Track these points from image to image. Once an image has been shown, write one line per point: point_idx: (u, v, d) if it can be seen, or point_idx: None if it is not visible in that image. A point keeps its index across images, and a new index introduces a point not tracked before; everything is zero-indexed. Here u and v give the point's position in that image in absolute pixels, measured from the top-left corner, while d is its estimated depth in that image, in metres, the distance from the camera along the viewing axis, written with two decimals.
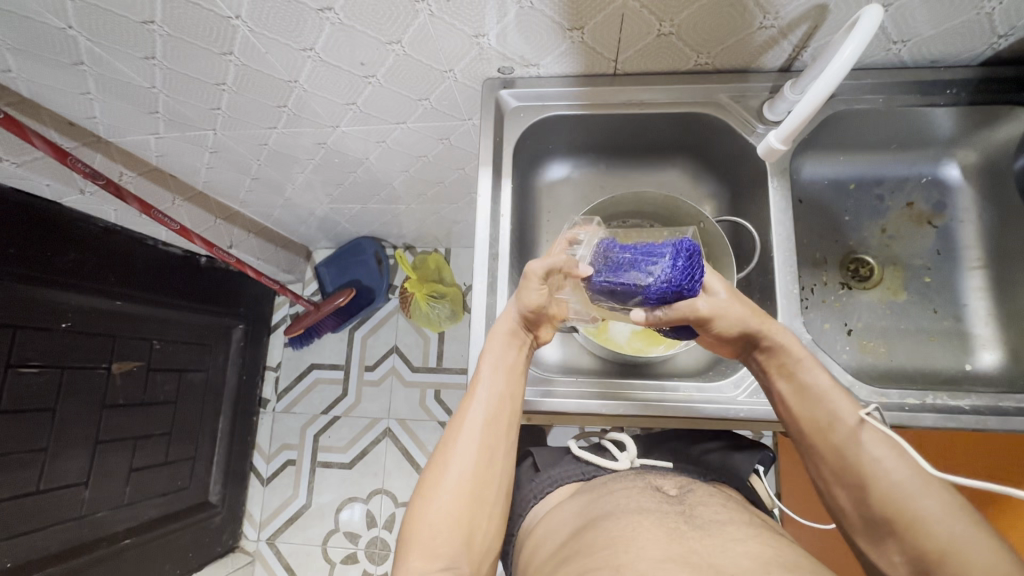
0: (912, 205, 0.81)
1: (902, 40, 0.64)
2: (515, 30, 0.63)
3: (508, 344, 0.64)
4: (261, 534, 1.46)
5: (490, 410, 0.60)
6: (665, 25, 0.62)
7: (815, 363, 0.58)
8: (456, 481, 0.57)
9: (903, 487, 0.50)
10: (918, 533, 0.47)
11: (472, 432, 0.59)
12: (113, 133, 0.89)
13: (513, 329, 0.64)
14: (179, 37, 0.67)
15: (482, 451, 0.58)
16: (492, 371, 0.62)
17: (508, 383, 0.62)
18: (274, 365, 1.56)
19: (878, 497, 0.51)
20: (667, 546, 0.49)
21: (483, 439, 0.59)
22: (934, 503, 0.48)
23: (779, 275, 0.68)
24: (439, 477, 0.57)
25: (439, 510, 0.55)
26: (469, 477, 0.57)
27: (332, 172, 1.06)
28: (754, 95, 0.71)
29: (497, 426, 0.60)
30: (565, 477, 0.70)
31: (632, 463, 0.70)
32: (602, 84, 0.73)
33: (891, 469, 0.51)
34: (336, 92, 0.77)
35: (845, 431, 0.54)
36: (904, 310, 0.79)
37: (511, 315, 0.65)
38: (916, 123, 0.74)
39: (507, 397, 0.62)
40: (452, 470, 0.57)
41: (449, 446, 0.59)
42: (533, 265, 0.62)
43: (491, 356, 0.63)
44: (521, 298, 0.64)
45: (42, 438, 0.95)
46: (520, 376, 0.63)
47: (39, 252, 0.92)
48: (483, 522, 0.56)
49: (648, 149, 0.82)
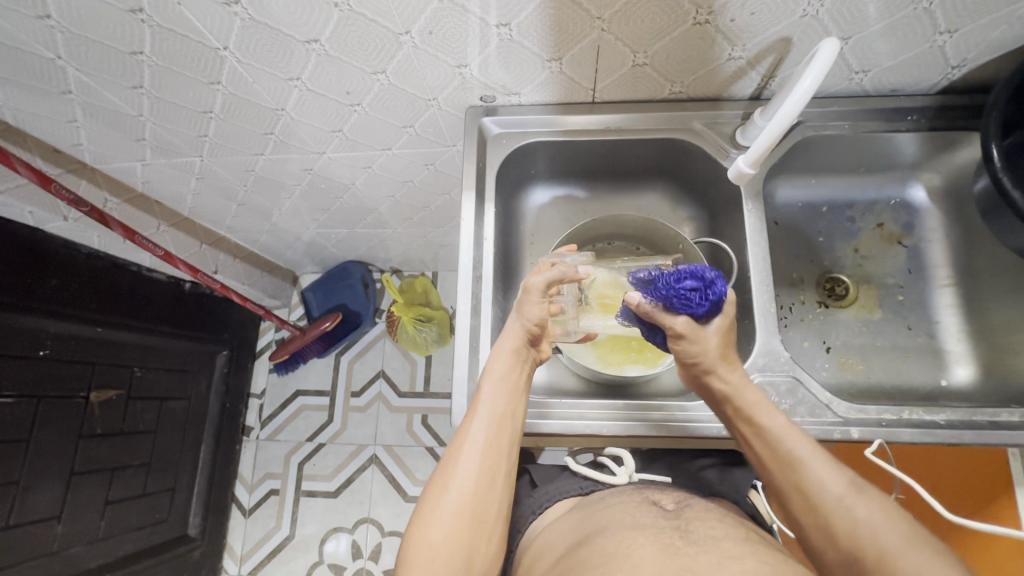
0: (882, 225, 0.84)
1: (863, 71, 0.67)
2: (497, 61, 0.66)
3: (511, 362, 0.64)
4: (242, 568, 1.41)
5: (491, 431, 0.60)
6: (639, 57, 0.65)
7: (769, 404, 0.60)
8: (455, 501, 0.57)
9: (868, 526, 0.51)
10: (888, 569, 0.48)
11: (472, 453, 0.59)
12: (99, 160, 0.89)
13: (517, 346, 0.65)
14: (168, 67, 0.68)
15: (483, 471, 0.59)
16: (493, 392, 0.61)
17: (509, 403, 0.61)
18: (258, 392, 1.53)
19: (847, 538, 0.52)
20: (660, 563, 0.48)
21: (483, 459, 0.59)
22: (899, 540, 0.50)
23: (755, 293, 0.69)
24: (439, 499, 0.58)
25: (438, 531, 0.55)
26: (468, 498, 0.57)
27: (319, 198, 1.07)
28: (726, 122, 0.74)
29: (497, 447, 0.60)
30: (563, 493, 0.70)
31: (629, 477, 0.70)
32: (582, 112, 0.76)
33: (856, 508, 0.52)
34: (322, 119, 0.78)
35: (806, 471, 0.55)
36: (880, 328, 0.81)
37: (516, 331, 0.65)
38: (881, 148, 0.77)
39: (508, 416, 0.61)
40: (451, 490, 0.58)
41: (449, 466, 0.59)
42: (532, 280, 0.66)
43: (493, 374, 0.62)
44: (522, 312, 0.66)
45: (17, 470, 0.92)
46: (522, 395, 0.63)
47: (19, 280, 0.91)
48: (482, 545, 0.57)
49: (626, 174, 0.84)
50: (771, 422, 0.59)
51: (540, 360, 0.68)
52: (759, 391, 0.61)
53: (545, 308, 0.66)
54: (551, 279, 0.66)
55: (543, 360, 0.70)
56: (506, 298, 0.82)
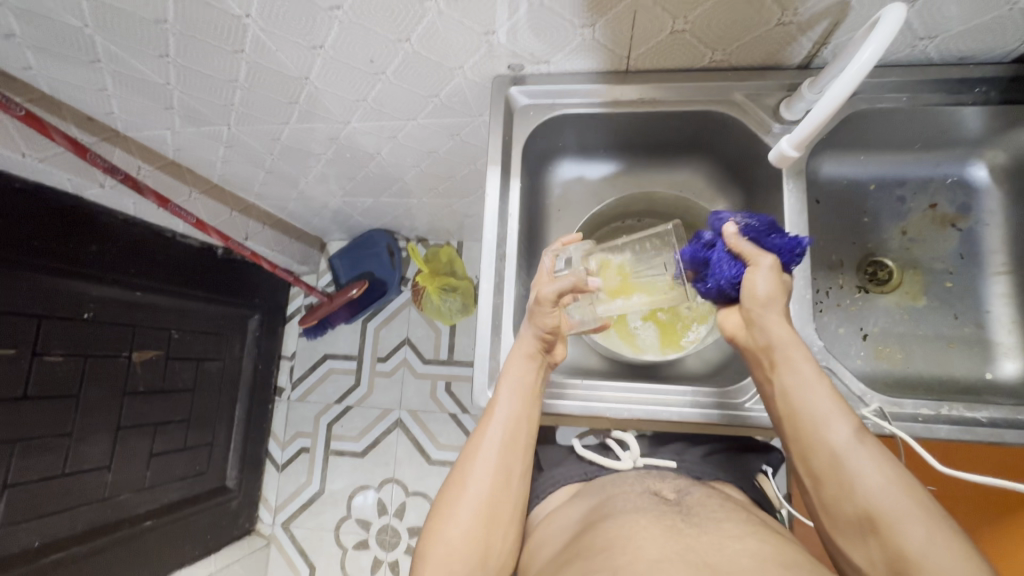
0: (935, 206, 0.79)
1: (929, 37, 0.61)
2: (525, 27, 0.62)
3: (525, 368, 0.63)
4: (276, 518, 1.50)
5: (507, 433, 0.62)
6: (679, 22, 0.61)
7: (805, 357, 0.57)
8: (474, 499, 0.59)
9: (885, 490, 0.51)
10: (897, 534, 0.49)
11: (489, 454, 0.61)
12: (131, 127, 0.91)
13: (530, 353, 0.63)
14: (192, 35, 0.67)
15: (500, 471, 0.60)
16: (508, 396, 0.62)
17: (525, 408, 0.62)
18: (289, 355, 1.58)
19: (862, 498, 0.52)
20: (664, 545, 0.48)
21: (499, 462, 0.61)
22: (911, 506, 0.50)
23: (790, 280, 0.66)
24: (458, 497, 0.59)
25: (457, 529, 0.57)
26: (486, 498, 0.59)
27: (346, 166, 1.06)
28: (770, 93, 0.69)
29: (513, 448, 0.61)
30: (567, 478, 0.71)
31: (634, 463, 0.70)
32: (615, 82, 0.72)
33: (872, 471, 0.52)
34: (347, 89, 0.77)
35: (831, 430, 0.55)
36: (923, 315, 0.77)
37: (529, 335, 0.63)
38: (942, 123, 0.71)
39: (524, 420, 0.62)
40: (469, 489, 0.59)
41: (466, 465, 0.61)
42: (544, 290, 0.62)
43: (509, 380, 0.62)
44: (534, 320, 0.63)
45: (68, 423, 0.98)
46: (537, 400, 0.63)
47: (61, 245, 0.94)
48: (498, 541, 0.59)
49: (661, 148, 0.80)
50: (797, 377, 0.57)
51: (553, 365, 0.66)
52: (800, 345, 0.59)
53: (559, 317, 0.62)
54: (564, 290, 0.61)
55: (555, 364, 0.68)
56: (531, 274, 0.81)
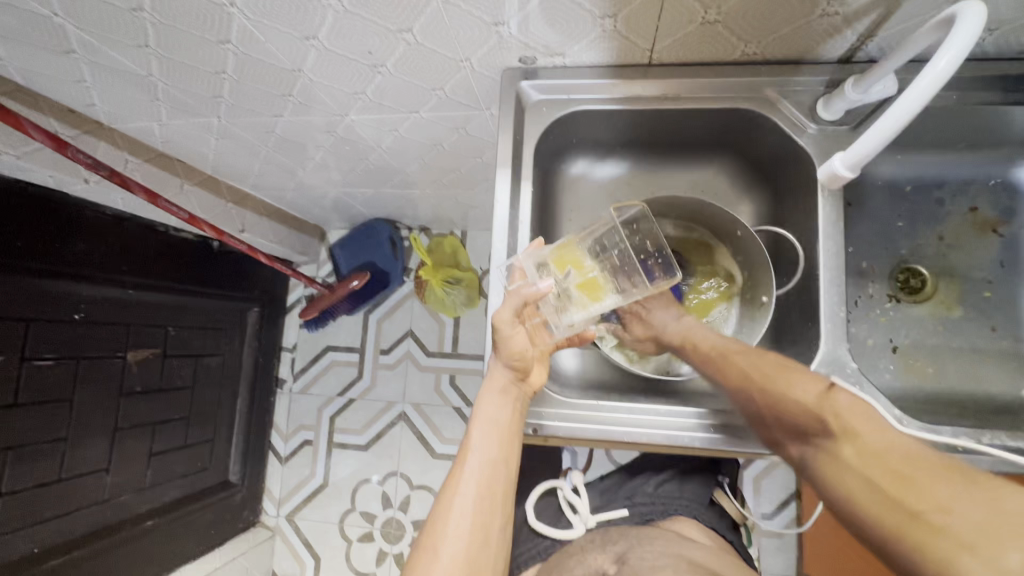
0: (976, 210, 0.73)
1: (989, 29, 0.55)
2: (539, 17, 0.56)
3: (500, 403, 0.59)
4: (280, 510, 1.49)
5: (482, 482, 0.57)
6: (711, 13, 0.54)
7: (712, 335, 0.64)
8: (448, 563, 0.53)
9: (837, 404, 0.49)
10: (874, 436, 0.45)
11: (463, 509, 0.56)
12: (114, 119, 0.85)
13: (503, 386, 0.60)
14: (172, 25, 0.61)
15: (475, 525, 0.55)
16: (481, 437, 0.58)
17: (499, 450, 0.58)
18: (290, 346, 1.55)
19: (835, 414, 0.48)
20: None
21: (474, 516, 0.56)
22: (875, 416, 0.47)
23: (824, 296, 0.61)
24: (431, 563, 0.53)
25: None
26: (462, 557, 0.53)
27: (346, 157, 1.00)
28: (805, 91, 0.63)
29: (489, 498, 0.57)
30: (531, 556, 0.76)
31: (585, 526, 0.77)
32: (636, 75, 0.66)
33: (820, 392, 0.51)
34: (344, 80, 0.71)
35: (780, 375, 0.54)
36: (958, 327, 0.72)
37: (499, 369, 0.61)
38: (991, 123, 0.65)
39: (499, 465, 0.58)
40: (443, 551, 0.54)
41: (439, 523, 0.56)
42: (500, 313, 0.59)
43: (482, 419, 0.59)
44: (499, 350, 0.60)
45: (62, 428, 0.96)
46: (515, 439, 0.59)
47: (48, 245, 0.90)
48: None
49: (684, 146, 0.75)
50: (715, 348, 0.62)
51: (530, 395, 0.62)
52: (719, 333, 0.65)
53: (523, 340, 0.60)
54: (519, 307, 0.60)
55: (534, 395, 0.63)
56: None
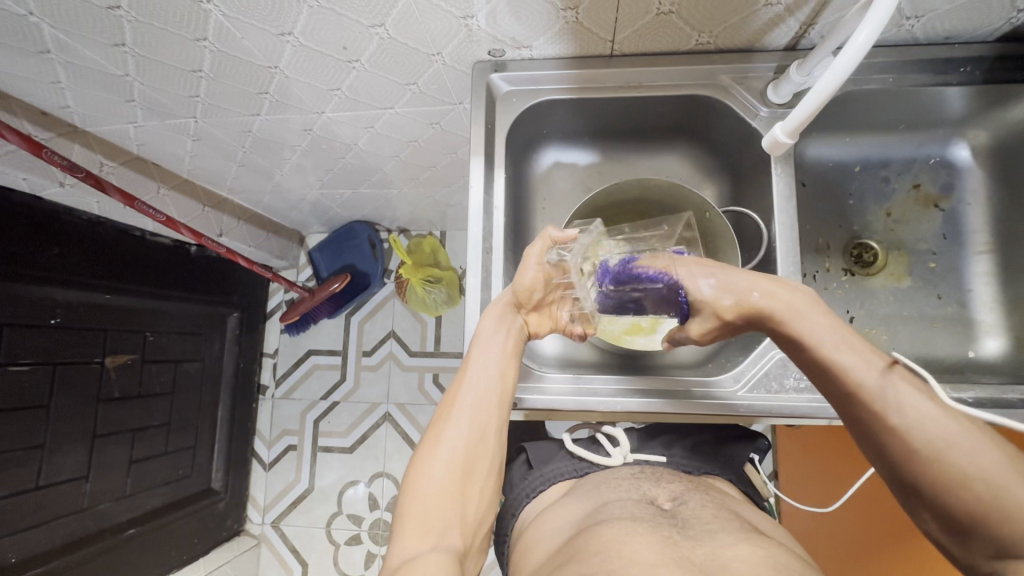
0: (918, 187, 0.79)
1: (916, 16, 0.60)
2: (505, 11, 0.60)
3: (499, 324, 0.62)
4: (265, 517, 1.48)
5: (482, 390, 0.59)
6: (664, 4, 0.58)
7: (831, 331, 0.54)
8: (449, 454, 0.56)
9: (925, 446, 0.47)
10: (946, 492, 0.46)
11: (463, 414, 0.58)
12: (89, 122, 0.86)
13: (503, 308, 0.63)
14: (149, 23, 0.63)
15: (475, 426, 0.58)
16: (483, 350, 0.60)
17: (500, 363, 0.60)
18: (271, 352, 1.55)
19: (927, 455, 0.47)
20: (658, 550, 0.48)
21: (473, 417, 0.58)
22: (963, 454, 0.46)
23: (781, 267, 0.65)
24: (431, 454, 0.57)
25: (430, 488, 0.55)
26: (461, 452, 0.56)
27: (322, 158, 1.02)
28: (757, 76, 0.68)
29: (489, 405, 0.59)
30: (557, 475, 0.69)
31: (624, 458, 0.68)
32: (598, 66, 0.69)
33: (912, 423, 0.48)
34: (319, 77, 0.73)
35: (861, 395, 0.51)
36: (909, 296, 0.77)
37: (504, 294, 0.63)
38: (927, 103, 0.71)
39: (499, 376, 0.60)
40: (443, 444, 0.57)
41: (441, 422, 0.58)
42: (534, 245, 0.63)
43: (485, 335, 0.61)
44: (515, 279, 0.63)
45: (38, 435, 0.94)
46: (513, 357, 0.61)
47: (20, 249, 0.89)
48: (473, 499, 0.56)
49: (647, 132, 0.79)
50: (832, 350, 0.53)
51: (527, 333, 0.65)
52: (798, 298, 0.57)
53: (542, 274, 0.63)
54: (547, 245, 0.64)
55: (533, 337, 0.67)
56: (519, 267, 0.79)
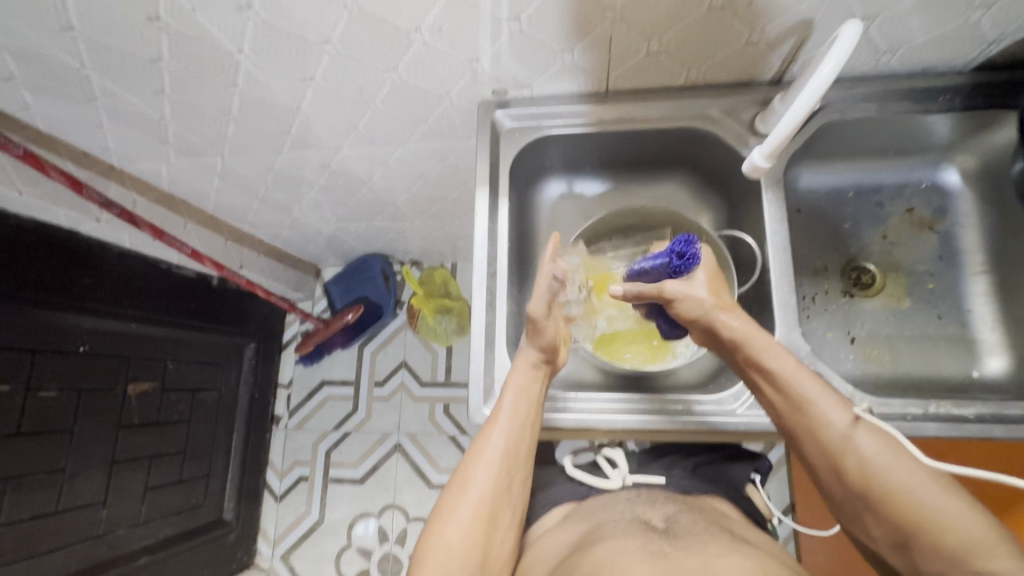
0: (912, 211, 0.81)
1: (892, 50, 0.64)
2: (508, 54, 0.65)
3: (528, 375, 0.63)
4: (275, 551, 1.47)
5: (509, 439, 0.60)
6: (653, 44, 0.63)
7: (781, 350, 0.58)
8: (475, 502, 0.58)
9: (874, 463, 0.52)
10: (893, 505, 0.51)
11: (491, 460, 0.60)
12: (126, 162, 0.93)
13: (533, 360, 0.64)
14: (187, 72, 0.70)
15: (500, 475, 0.59)
16: (512, 403, 0.61)
17: (528, 414, 0.61)
18: (286, 382, 1.58)
19: (877, 474, 0.52)
20: (649, 567, 0.48)
21: (500, 464, 0.60)
22: (904, 473, 0.51)
23: (776, 285, 0.67)
24: (457, 500, 0.58)
25: (455, 536, 0.56)
26: (487, 499, 0.58)
27: (339, 193, 1.08)
28: (745, 108, 0.72)
29: (515, 453, 0.60)
30: (557, 501, 0.69)
31: (623, 480, 0.69)
32: (596, 102, 0.74)
33: (865, 445, 0.53)
34: (338, 117, 0.79)
35: (818, 414, 0.55)
36: (908, 317, 0.78)
37: (528, 346, 0.64)
38: (913, 131, 0.74)
39: (526, 427, 0.61)
40: (471, 491, 0.58)
41: (468, 470, 0.60)
42: (534, 302, 0.62)
43: (513, 385, 0.62)
44: (534, 334, 0.63)
45: (61, 459, 0.98)
46: (540, 407, 0.63)
47: (56, 280, 0.95)
48: (496, 546, 0.58)
49: (646, 162, 0.83)
50: (785, 367, 0.57)
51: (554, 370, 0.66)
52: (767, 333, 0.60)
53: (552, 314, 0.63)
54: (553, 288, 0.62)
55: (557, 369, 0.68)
56: (522, 290, 0.82)
